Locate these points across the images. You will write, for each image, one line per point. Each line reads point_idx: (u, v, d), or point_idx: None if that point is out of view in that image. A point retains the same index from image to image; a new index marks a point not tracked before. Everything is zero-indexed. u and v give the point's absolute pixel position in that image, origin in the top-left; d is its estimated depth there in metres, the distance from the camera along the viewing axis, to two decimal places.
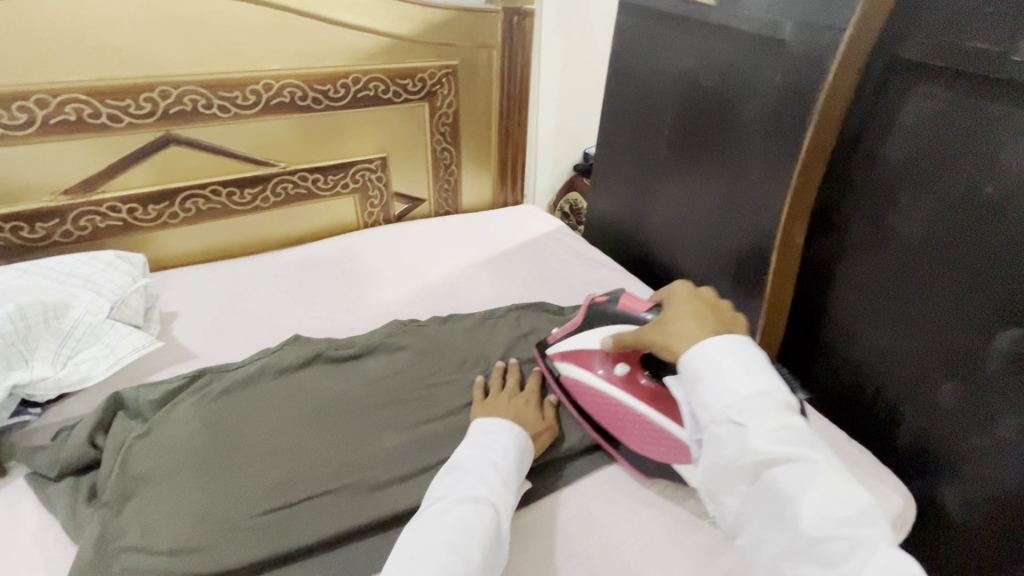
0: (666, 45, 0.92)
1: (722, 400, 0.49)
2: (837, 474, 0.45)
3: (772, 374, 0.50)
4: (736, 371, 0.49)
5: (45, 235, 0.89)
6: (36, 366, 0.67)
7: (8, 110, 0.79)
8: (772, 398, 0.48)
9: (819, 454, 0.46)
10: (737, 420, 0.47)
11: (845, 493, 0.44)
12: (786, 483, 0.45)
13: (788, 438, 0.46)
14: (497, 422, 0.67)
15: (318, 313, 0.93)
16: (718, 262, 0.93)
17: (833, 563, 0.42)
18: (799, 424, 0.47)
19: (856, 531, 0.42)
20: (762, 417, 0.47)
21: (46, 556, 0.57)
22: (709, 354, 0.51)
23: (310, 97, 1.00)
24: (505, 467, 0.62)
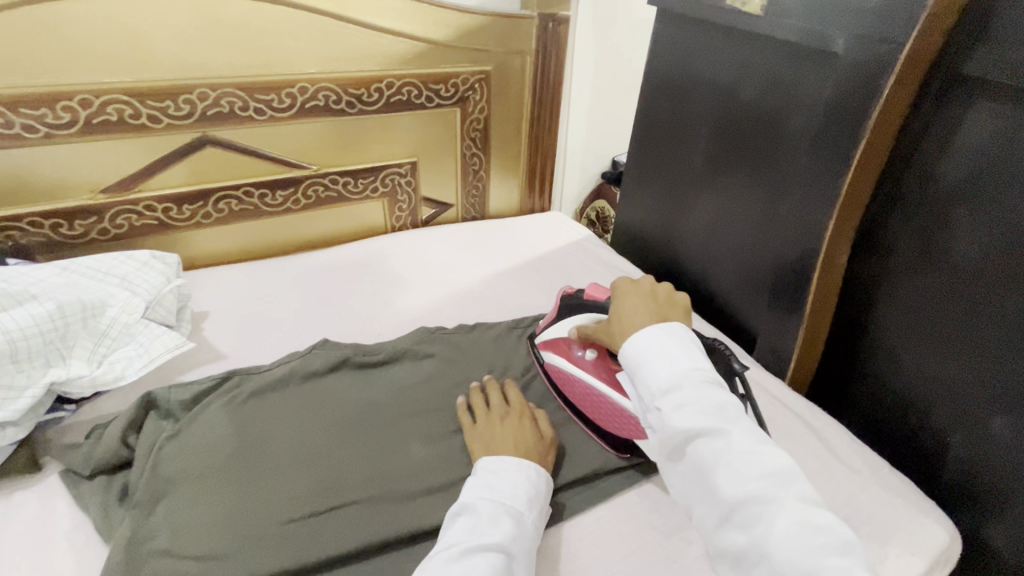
0: (706, 54, 0.90)
1: (648, 387, 0.56)
2: (749, 439, 0.50)
3: (693, 356, 0.56)
4: (658, 358, 0.56)
5: (83, 233, 0.91)
6: (74, 364, 0.68)
7: (52, 110, 0.81)
8: (687, 378, 0.54)
9: (734, 424, 0.51)
10: (659, 404, 0.54)
11: (758, 457, 0.49)
12: (704, 456, 0.50)
13: (704, 413, 0.51)
14: (506, 461, 0.64)
15: (346, 317, 0.93)
16: (754, 278, 0.91)
17: (747, 523, 0.47)
18: (717, 398, 0.52)
19: (763, 489, 0.47)
20: (677, 397, 0.53)
21: (78, 555, 0.58)
22: (637, 346, 0.58)
23: (344, 101, 1.01)
24: (518, 510, 0.58)
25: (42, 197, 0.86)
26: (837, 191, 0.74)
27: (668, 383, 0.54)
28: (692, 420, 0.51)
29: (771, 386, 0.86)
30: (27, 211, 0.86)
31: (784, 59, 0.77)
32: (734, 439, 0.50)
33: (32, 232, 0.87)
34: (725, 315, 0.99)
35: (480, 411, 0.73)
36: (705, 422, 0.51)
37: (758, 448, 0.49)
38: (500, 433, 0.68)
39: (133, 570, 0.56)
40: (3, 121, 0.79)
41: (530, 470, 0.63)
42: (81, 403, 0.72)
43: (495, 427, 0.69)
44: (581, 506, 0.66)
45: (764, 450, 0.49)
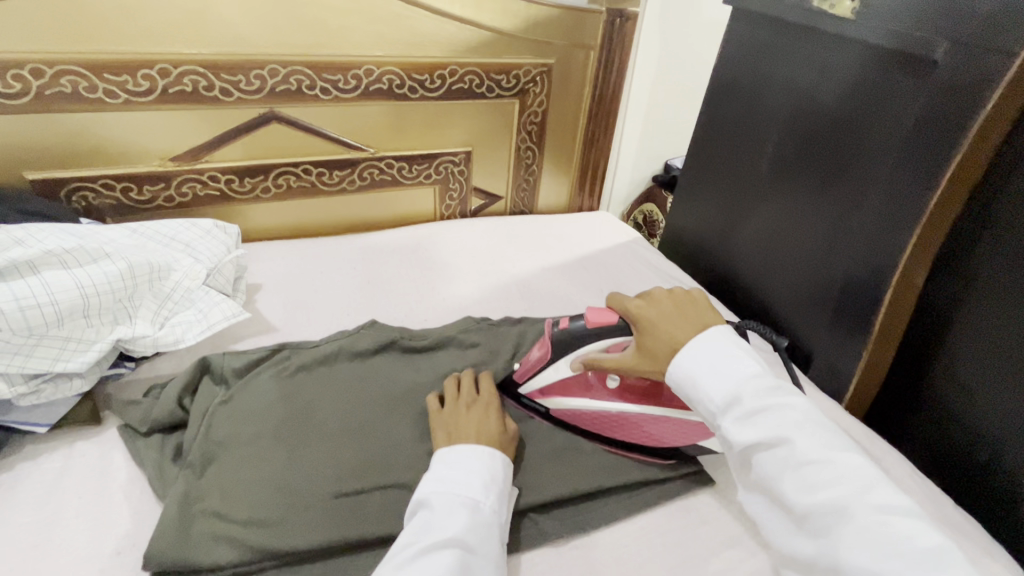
0: (784, 58, 0.87)
1: (707, 404, 0.53)
2: (818, 445, 0.46)
3: (753, 365, 0.53)
4: (715, 374, 0.54)
5: (150, 198, 0.94)
6: (138, 323, 0.70)
7: (133, 77, 0.83)
8: (747, 390, 0.51)
9: (800, 432, 0.47)
10: (721, 420, 0.51)
11: (827, 464, 0.45)
12: (769, 468, 0.47)
13: (763, 424, 0.48)
14: (458, 450, 0.61)
15: (393, 300, 0.94)
16: (814, 293, 0.87)
17: (820, 534, 0.43)
18: (784, 406, 0.49)
19: (836, 499, 0.43)
20: (737, 410, 0.50)
21: (133, 509, 0.59)
22: (687, 363, 0.56)
23: (407, 85, 1.01)
24: (474, 500, 0.55)
25: (115, 161, 0.89)
26: (921, 207, 0.70)
27: (728, 398, 0.51)
28: (752, 433, 0.48)
29: (825, 407, 0.82)
30: (101, 173, 0.89)
31: (870, 67, 0.74)
32: (801, 446, 0.46)
33: (104, 194, 0.91)
34: (779, 330, 0.96)
35: (448, 399, 0.69)
36: (766, 432, 0.48)
37: (830, 456, 0.46)
38: (463, 420, 0.65)
39: (183, 528, 0.56)
40: (88, 85, 0.82)
41: (485, 456, 0.60)
42: (139, 361, 0.75)
43: (457, 416, 0.66)
44: (624, 511, 0.65)
45: (835, 457, 0.45)
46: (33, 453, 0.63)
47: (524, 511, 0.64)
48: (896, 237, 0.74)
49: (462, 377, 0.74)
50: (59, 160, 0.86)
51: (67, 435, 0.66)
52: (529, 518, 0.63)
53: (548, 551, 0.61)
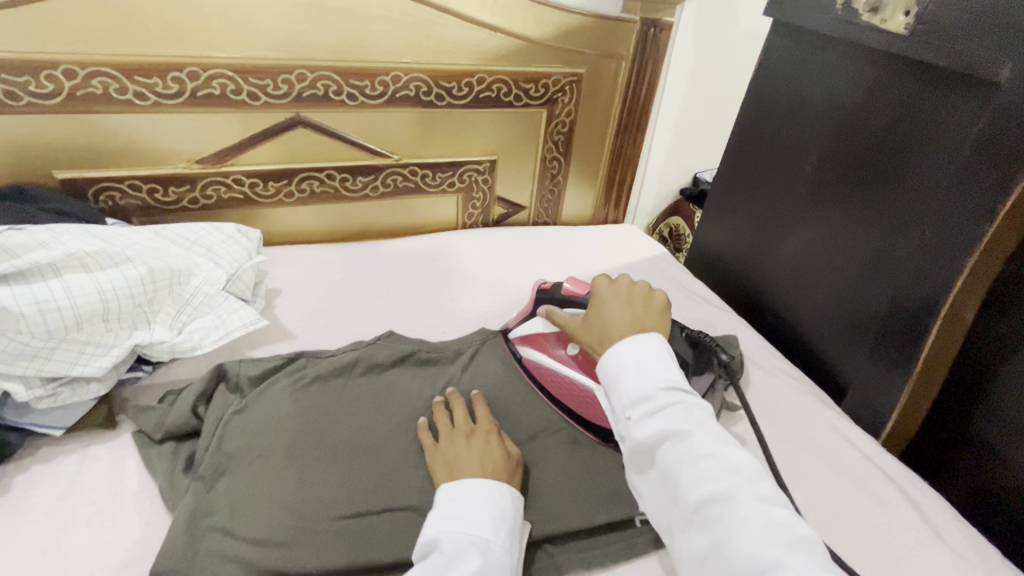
0: (829, 74, 0.83)
1: (620, 397, 0.54)
2: (712, 440, 0.49)
3: (670, 364, 0.55)
4: (633, 369, 0.55)
5: (175, 200, 0.94)
6: (157, 328, 0.69)
7: (163, 80, 0.84)
8: (659, 386, 0.53)
9: (699, 427, 0.50)
10: (630, 414, 0.53)
11: (718, 458, 0.48)
12: (669, 460, 0.49)
13: (667, 419, 0.50)
14: (463, 484, 0.58)
15: (411, 310, 0.92)
16: (853, 323, 0.82)
17: (709, 525, 0.45)
18: (686, 405, 0.51)
19: (724, 490, 0.46)
20: (647, 406, 0.52)
21: (142, 519, 0.58)
22: (614, 356, 0.56)
23: (434, 93, 1.00)
24: (484, 540, 0.53)
25: (142, 162, 0.89)
26: (976, 238, 0.65)
27: (640, 394, 0.53)
28: (657, 426, 0.50)
29: (860, 443, 0.78)
30: (128, 174, 0.89)
31: (923, 88, 0.70)
32: (697, 440, 0.49)
33: (131, 194, 0.91)
34: (811, 358, 0.91)
35: (444, 430, 0.67)
36: (669, 425, 0.50)
37: (720, 450, 0.48)
38: (465, 452, 0.63)
39: (192, 545, 0.55)
40: (118, 87, 0.82)
41: (493, 488, 0.58)
42: (157, 366, 0.74)
43: (457, 449, 0.64)
44: (644, 548, 0.62)
45: (726, 452, 0.48)
46: (47, 456, 0.63)
47: (540, 540, 0.61)
48: (944, 268, 0.69)
49: (452, 404, 0.70)
50: (87, 160, 0.86)
51: (82, 439, 0.65)
52: (545, 550, 0.61)
53: None
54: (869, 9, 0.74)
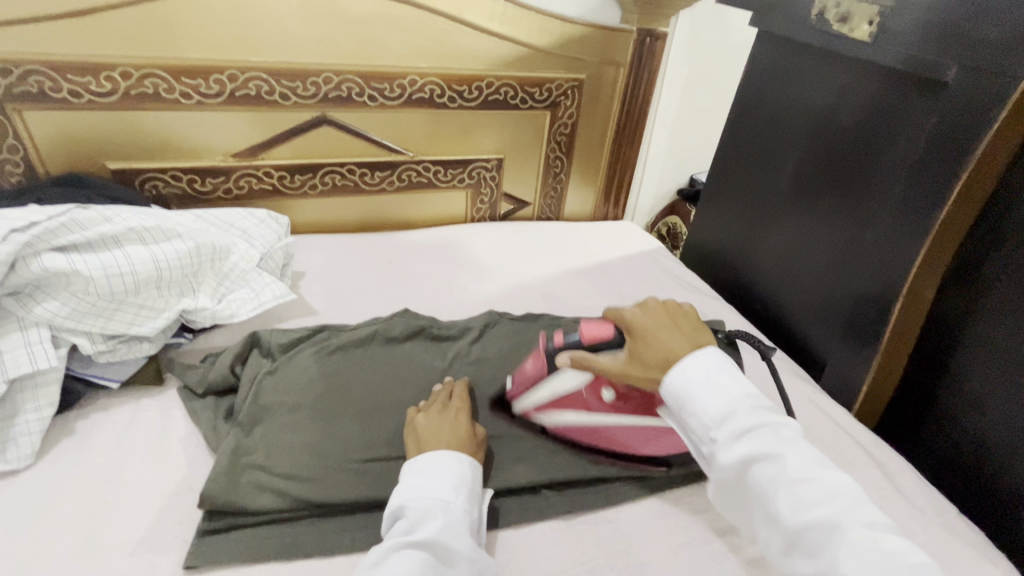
0: (806, 78, 0.91)
1: (701, 419, 0.56)
2: (808, 462, 0.51)
3: (745, 384, 0.57)
4: (708, 389, 0.57)
5: (211, 190, 1.04)
6: (201, 297, 0.78)
7: (206, 81, 0.93)
8: (742, 407, 0.55)
9: (792, 449, 0.52)
10: (717, 436, 0.55)
11: (816, 482, 0.50)
12: (763, 482, 0.51)
13: (756, 440, 0.53)
14: (428, 458, 0.62)
15: (424, 292, 1.00)
16: (830, 308, 0.90)
17: (815, 549, 0.47)
18: (772, 428, 0.54)
19: (828, 516, 0.48)
20: (734, 427, 0.54)
21: (189, 457, 0.67)
22: (684, 378, 0.59)
23: (447, 95, 1.09)
24: (444, 502, 0.58)
25: (184, 155, 0.99)
26: (933, 221, 0.73)
27: (723, 415, 0.55)
28: (747, 448, 0.53)
29: (834, 413, 0.85)
30: (170, 165, 0.99)
31: (885, 89, 0.78)
32: (792, 463, 0.51)
33: (172, 184, 1.01)
34: (793, 340, 0.98)
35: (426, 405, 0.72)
36: (761, 448, 0.52)
37: (818, 473, 0.50)
38: (437, 426, 0.67)
39: (234, 476, 0.63)
40: (167, 87, 0.92)
41: (452, 459, 0.63)
42: (197, 334, 0.83)
43: (431, 421, 0.68)
44: (630, 494, 0.69)
45: (823, 474, 0.50)
46: (105, 405, 0.72)
47: (537, 486, 0.69)
48: (907, 251, 0.77)
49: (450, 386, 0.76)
50: (136, 152, 0.96)
51: (134, 392, 0.74)
52: (542, 493, 0.69)
53: (556, 524, 0.66)
54: (838, 20, 0.82)
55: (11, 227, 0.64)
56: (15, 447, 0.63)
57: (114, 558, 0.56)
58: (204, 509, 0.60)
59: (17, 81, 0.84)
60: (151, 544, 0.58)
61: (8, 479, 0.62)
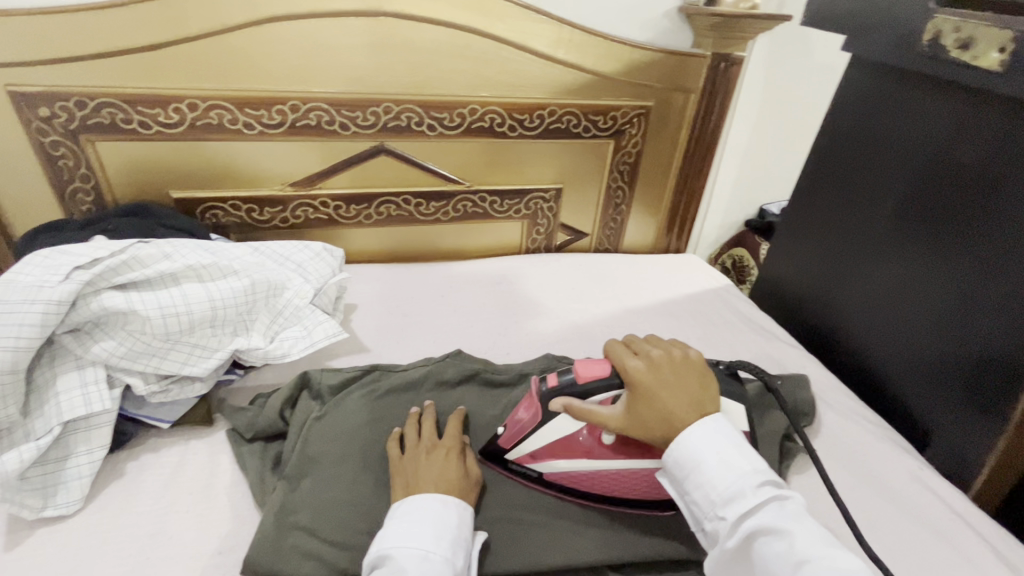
0: (913, 109, 0.81)
1: (706, 494, 0.51)
2: (816, 540, 0.46)
3: (753, 455, 0.53)
4: (712, 460, 0.52)
5: (268, 219, 1.03)
6: (254, 336, 0.76)
7: (269, 112, 0.93)
8: (748, 482, 0.50)
9: (799, 525, 0.47)
10: (722, 513, 0.50)
11: (825, 560, 0.44)
12: (768, 562, 0.46)
13: (764, 517, 0.48)
14: (406, 504, 0.58)
15: (477, 330, 0.95)
16: (936, 370, 0.79)
17: None
18: (780, 502, 0.49)
19: None
20: (739, 503, 0.49)
21: (234, 511, 0.64)
22: (686, 448, 0.54)
23: (507, 124, 1.05)
24: (424, 551, 0.53)
25: (244, 184, 0.99)
26: None
27: (729, 491, 0.50)
28: (752, 526, 0.48)
29: (946, 495, 0.74)
30: (231, 195, 0.99)
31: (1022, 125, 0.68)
32: (800, 540, 0.46)
33: (232, 213, 1.00)
34: (889, 399, 0.87)
35: (408, 443, 0.66)
36: (766, 522, 0.48)
37: (826, 551, 0.45)
38: (422, 467, 0.62)
39: (278, 539, 0.59)
40: (231, 118, 0.92)
41: (437, 502, 0.58)
42: (248, 370, 0.80)
43: (417, 462, 0.63)
44: None
45: (831, 553, 0.45)
46: (154, 446, 0.70)
47: (603, 567, 0.61)
48: None
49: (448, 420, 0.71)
50: (199, 182, 0.96)
51: (184, 433, 0.72)
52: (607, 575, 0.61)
53: None
54: (957, 47, 0.72)
55: (75, 265, 0.64)
56: (65, 491, 0.61)
57: None
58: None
59: (92, 112, 0.86)
60: None
61: (56, 525, 0.60)
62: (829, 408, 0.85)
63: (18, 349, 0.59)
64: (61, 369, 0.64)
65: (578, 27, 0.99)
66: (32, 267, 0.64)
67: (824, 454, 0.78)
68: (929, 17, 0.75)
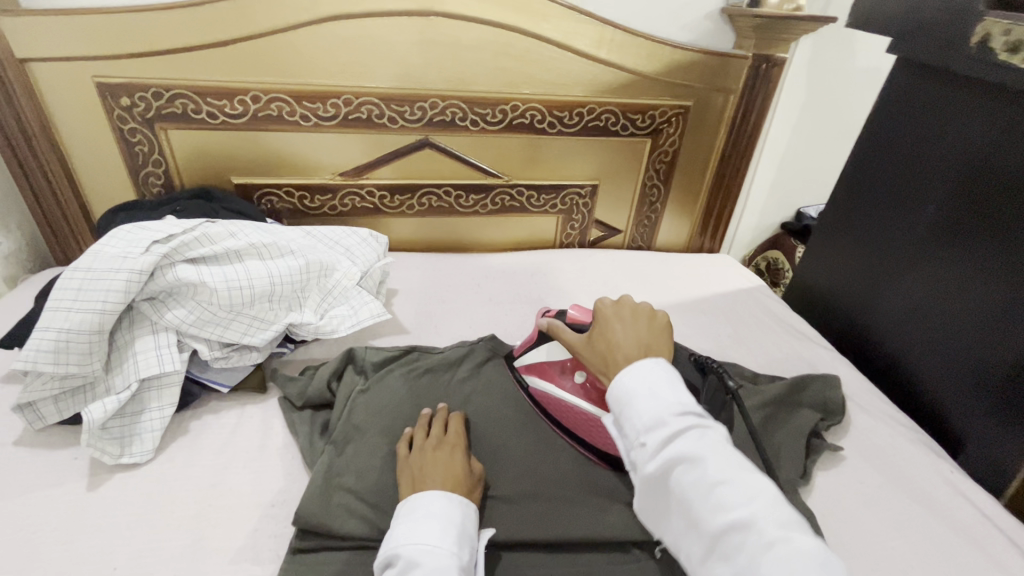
0: (959, 111, 0.81)
1: (631, 424, 0.50)
2: (730, 465, 0.46)
3: (679, 387, 0.51)
4: (645, 392, 0.50)
5: (318, 206, 1.09)
6: (306, 312, 0.82)
7: (324, 105, 0.99)
8: (671, 410, 0.49)
9: (715, 451, 0.47)
10: (644, 441, 0.48)
11: (737, 484, 0.45)
12: (684, 488, 0.46)
13: (682, 443, 0.47)
14: (412, 503, 0.59)
15: (512, 318, 0.99)
16: (966, 374, 0.79)
17: (732, 555, 0.43)
18: (700, 429, 0.48)
19: (746, 519, 0.43)
20: (661, 431, 0.48)
21: (286, 469, 0.69)
22: (622, 382, 0.52)
23: (547, 121, 1.08)
24: (430, 546, 0.54)
25: (298, 173, 1.05)
26: None
27: (652, 419, 0.49)
28: (672, 453, 0.47)
29: (977, 499, 0.73)
30: (285, 182, 1.05)
31: None
32: (714, 466, 0.46)
33: (285, 199, 1.07)
34: (920, 403, 0.87)
35: (415, 441, 0.68)
36: (684, 449, 0.47)
37: (739, 475, 0.45)
38: (429, 464, 0.64)
39: (325, 496, 0.64)
40: (290, 110, 0.98)
41: (443, 499, 0.59)
42: (298, 345, 0.86)
43: (426, 458, 0.65)
44: None
45: (745, 476, 0.45)
46: (215, 408, 0.76)
47: (630, 546, 0.64)
48: None
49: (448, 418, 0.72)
50: (257, 169, 1.03)
51: (240, 398, 0.78)
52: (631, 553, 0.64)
53: None
54: (1006, 49, 0.72)
55: (154, 239, 0.71)
56: (138, 442, 0.68)
57: (218, 563, 0.58)
58: (297, 529, 0.61)
59: (166, 103, 0.94)
60: (248, 554, 0.60)
61: (131, 471, 0.67)
62: (860, 409, 0.86)
63: (105, 311, 0.66)
64: (139, 332, 0.71)
65: (620, 27, 1.01)
66: (116, 239, 0.71)
67: (852, 453, 0.79)
68: (979, 19, 0.74)
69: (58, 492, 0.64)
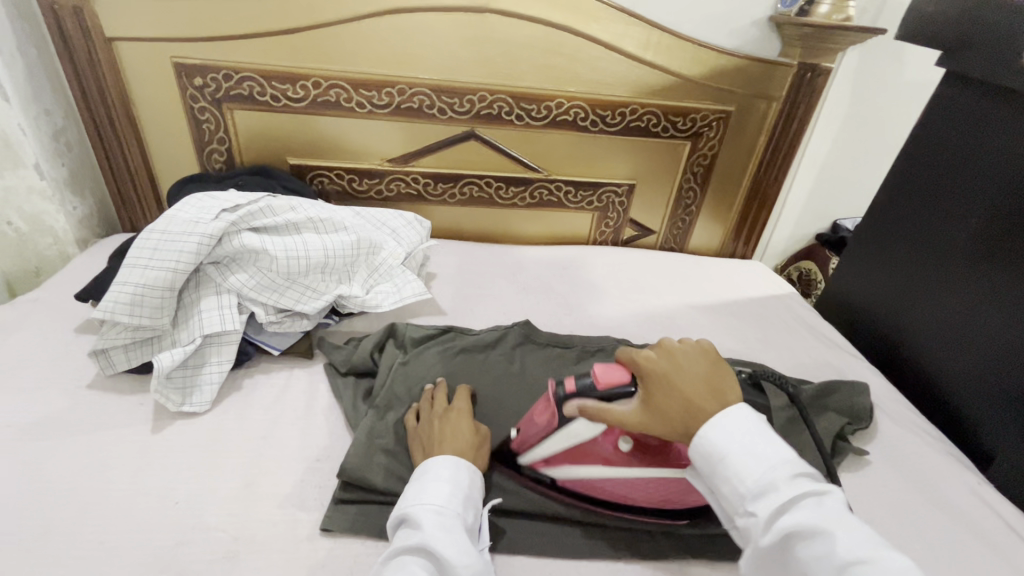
0: (1002, 129, 0.81)
1: (734, 487, 0.50)
2: (860, 540, 0.45)
3: (780, 446, 0.51)
4: (741, 451, 0.51)
5: (365, 189, 1.15)
6: (354, 286, 0.87)
7: (379, 93, 1.04)
8: (779, 475, 0.49)
9: (841, 524, 0.46)
10: (752, 508, 0.48)
11: (874, 563, 0.43)
12: (809, 562, 0.45)
13: (799, 514, 0.46)
14: (421, 470, 0.60)
15: (544, 308, 1.03)
16: (1004, 389, 0.78)
17: None
18: (814, 496, 0.48)
19: None
20: (772, 497, 0.48)
21: (330, 429, 0.74)
22: (713, 437, 0.52)
23: (590, 119, 1.11)
24: (437, 506, 0.55)
25: (349, 157, 1.11)
26: None
27: (760, 483, 0.49)
28: (788, 523, 0.46)
29: (1003, 512, 0.74)
30: (337, 165, 1.11)
31: None
32: (842, 541, 0.44)
33: (335, 181, 1.13)
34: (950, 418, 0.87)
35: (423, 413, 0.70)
36: (804, 520, 0.46)
37: (874, 552, 0.44)
38: (438, 427, 0.67)
39: (366, 455, 0.68)
40: (347, 97, 1.04)
41: (448, 462, 0.61)
42: (342, 318, 0.91)
43: (433, 424, 0.68)
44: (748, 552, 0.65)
45: (880, 554, 0.44)
46: (266, 369, 0.81)
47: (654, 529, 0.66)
48: None
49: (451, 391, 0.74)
50: (312, 151, 1.09)
51: (289, 362, 0.83)
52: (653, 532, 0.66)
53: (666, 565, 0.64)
54: None
55: (223, 208, 0.77)
56: (198, 393, 0.74)
57: (267, 507, 0.63)
58: (341, 480, 0.65)
59: (235, 84, 1.00)
60: (295, 501, 0.64)
61: (190, 420, 0.72)
62: (888, 418, 0.86)
63: (177, 271, 0.72)
64: (204, 293, 0.77)
65: (668, 31, 1.04)
66: (188, 205, 0.77)
67: (877, 458, 0.80)
68: None
69: (126, 432, 0.70)
